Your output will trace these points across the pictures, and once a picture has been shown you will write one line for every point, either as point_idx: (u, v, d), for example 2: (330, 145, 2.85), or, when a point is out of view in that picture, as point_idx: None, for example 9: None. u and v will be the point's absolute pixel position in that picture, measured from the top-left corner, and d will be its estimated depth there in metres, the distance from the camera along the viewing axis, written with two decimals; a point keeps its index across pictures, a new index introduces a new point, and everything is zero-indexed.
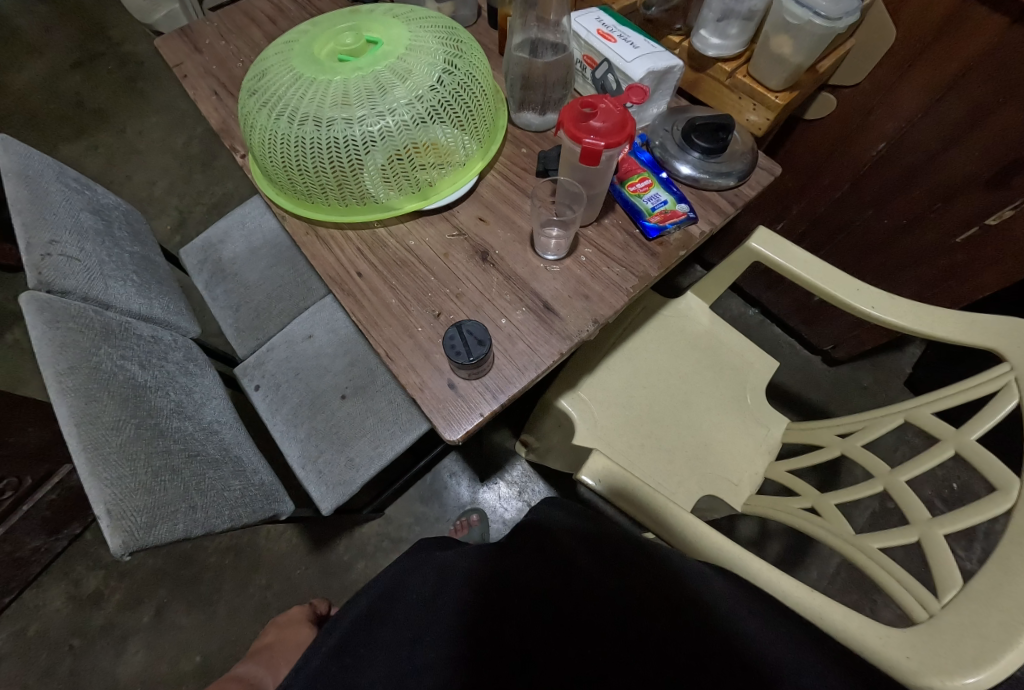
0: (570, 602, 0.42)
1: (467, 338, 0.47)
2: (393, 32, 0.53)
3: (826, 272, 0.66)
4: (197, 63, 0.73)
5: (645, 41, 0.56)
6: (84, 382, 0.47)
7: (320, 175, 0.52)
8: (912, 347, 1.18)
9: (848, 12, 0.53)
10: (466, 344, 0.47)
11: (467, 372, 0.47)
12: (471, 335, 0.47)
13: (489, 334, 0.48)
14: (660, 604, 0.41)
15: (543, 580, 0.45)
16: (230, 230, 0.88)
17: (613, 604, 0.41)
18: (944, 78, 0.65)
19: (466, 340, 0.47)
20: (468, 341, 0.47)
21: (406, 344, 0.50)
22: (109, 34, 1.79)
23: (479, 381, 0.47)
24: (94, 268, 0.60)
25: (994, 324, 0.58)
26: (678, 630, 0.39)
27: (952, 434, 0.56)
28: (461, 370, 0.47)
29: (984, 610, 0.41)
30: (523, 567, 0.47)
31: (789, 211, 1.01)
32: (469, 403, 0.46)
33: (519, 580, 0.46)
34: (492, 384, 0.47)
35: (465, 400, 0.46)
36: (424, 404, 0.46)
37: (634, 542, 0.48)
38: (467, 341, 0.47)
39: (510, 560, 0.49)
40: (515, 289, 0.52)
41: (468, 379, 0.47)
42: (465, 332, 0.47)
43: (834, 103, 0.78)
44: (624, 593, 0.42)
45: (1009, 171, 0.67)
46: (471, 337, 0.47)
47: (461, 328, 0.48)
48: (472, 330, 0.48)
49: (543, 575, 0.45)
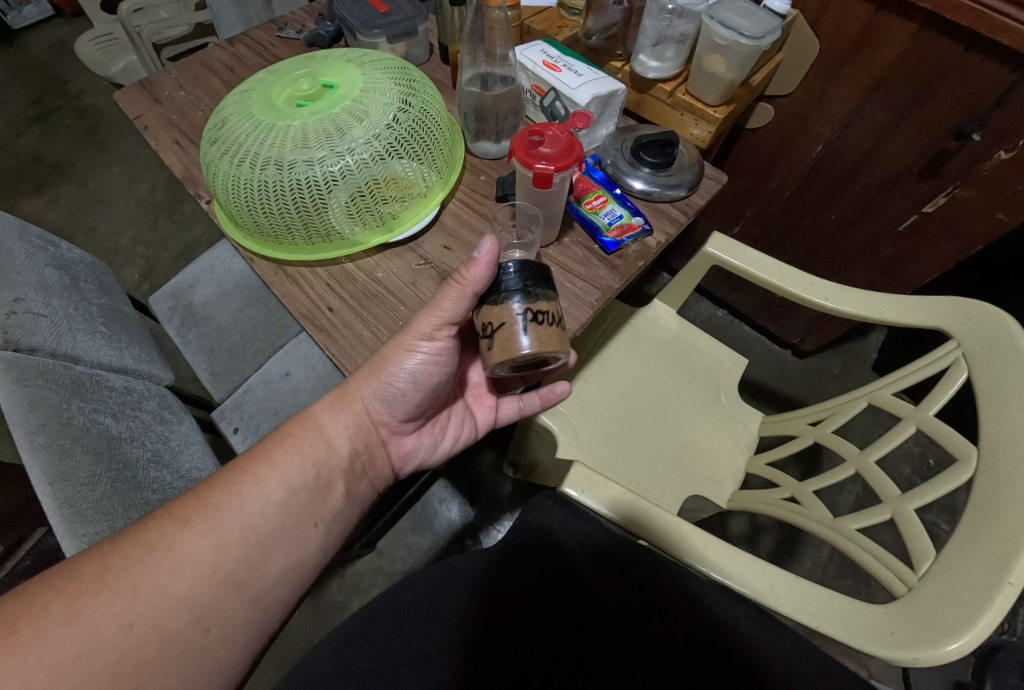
0: (577, 597, 0.48)
1: (517, 293, 0.42)
2: (348, 76, 0.55)
3: (779, 269, 0.70)
4: (157, 114, 0.74)
5: (588, 69, 0.60)
6: (56, 438, 0.46)
7: (284, 216, 0.53)
8: (875, 334, 1.24)
9: (769, 31, 0.58)
10: (524, 289, 0.43)
11: (499, 304, 0.43)
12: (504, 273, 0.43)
13: (549, 271, 0.45)
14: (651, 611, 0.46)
15: (547, 587, 0.49)
16: (200, 275, 0.88)
17: (619, 612, 0.46)
18: (868, 81, 0.71)
19: (512, 287, 0.43)
20: (532, 291, 0.43)
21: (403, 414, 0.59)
22: (67, 88, 1.79)
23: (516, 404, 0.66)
24: (61, 323, 0.58)
25: (938, 305, 0.61)
26: (680, 635, 0.43)
27: (912, 412, 0.59)
28: (522, 304, 0.42)
29: (957, 576, 0.43)
30: (525, 576, 0.50)
31: (743, 215, 1.05)
32: (559, 325, 0.44)
33: (522, 594, 0.49)
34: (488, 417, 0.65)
35: (529, 324, 0.42)
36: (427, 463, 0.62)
37: (636, 553, 0.50)
38: (507, 289, 0.43)
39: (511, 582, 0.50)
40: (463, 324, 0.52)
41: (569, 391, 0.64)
42: (531, 277, 0.43)
43: (772, 112, 0.84)
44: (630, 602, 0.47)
45: (938, 161, 0.72)
46: (517, 278, 0.43)
47: (504, 264, 0.44)
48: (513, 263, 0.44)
49: (546, 592, 0.48)
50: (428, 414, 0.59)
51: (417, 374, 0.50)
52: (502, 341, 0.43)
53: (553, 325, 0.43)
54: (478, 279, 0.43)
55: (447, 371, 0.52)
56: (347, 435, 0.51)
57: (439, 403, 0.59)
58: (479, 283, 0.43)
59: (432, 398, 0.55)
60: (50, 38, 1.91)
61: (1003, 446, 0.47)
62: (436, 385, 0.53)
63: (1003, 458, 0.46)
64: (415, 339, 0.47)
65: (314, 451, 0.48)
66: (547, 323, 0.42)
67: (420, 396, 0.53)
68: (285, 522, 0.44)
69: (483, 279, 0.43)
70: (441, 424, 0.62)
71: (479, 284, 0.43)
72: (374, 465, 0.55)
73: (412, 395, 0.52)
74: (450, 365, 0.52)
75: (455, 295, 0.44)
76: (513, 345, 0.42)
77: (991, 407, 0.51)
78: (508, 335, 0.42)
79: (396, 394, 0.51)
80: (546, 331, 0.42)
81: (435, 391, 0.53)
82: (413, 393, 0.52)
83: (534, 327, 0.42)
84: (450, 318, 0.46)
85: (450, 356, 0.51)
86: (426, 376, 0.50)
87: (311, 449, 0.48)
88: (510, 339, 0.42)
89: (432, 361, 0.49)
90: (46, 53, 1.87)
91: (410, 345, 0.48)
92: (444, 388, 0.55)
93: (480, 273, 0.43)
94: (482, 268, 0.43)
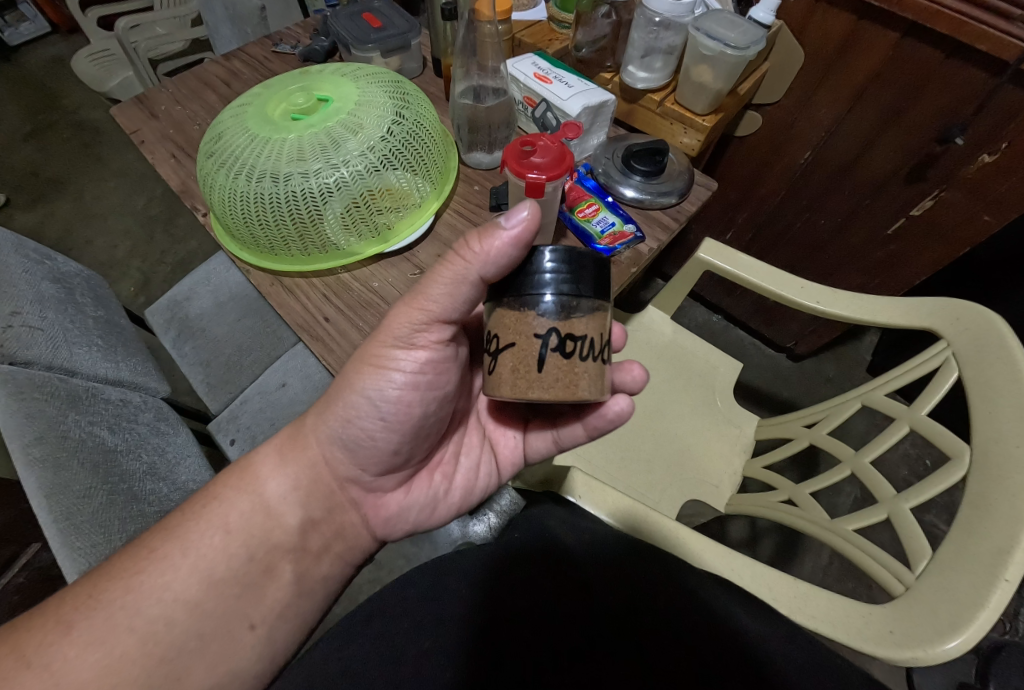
0: (577, 603, 0.47)
1: (552, 304, 0.36)
2: (342, 90, 0.56)
3: (770, 273, 0.71)
4: (154, 128, 0.75)
5: (578, 80, 0.61)
6: (53, 450, 0.46)
7: (280, 228, 0.54)
8: (868, 336, 1.25)
9: (754, 42, 0.59)
10: (562, 301, 0.36)
11: (523, 315, 0.36)
12: (543, 266, 0.36)
13: (601, 268, 0.37)
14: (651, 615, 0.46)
15: (548, 589, 0.48)
16: (196, 287, 0.89)
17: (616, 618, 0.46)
18: (853, 89, 0.73)
19: (547, 291, 0.36)
20: (569, 308, 0.36)
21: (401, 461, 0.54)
22: (63, 103, 1.80)
23: (552, 435, 0.58)
24: (57, 336, 0.58)
25: (926, 306, 0.62)
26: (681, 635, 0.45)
27: (905, 412, 0.60)
28: (551, 323, 0.35)
29: (953, 574, 0.43)
30: (524, 582, 0.49)
31: (735, 221, 1.07)
32: (591, 350, 0.37)
33: (521, 599, 0.48)
34: (497, 462, 0.59)
35: (548, 356, 0.36)
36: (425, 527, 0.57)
37: (636, 558, 0.50)
38: (540, 293, 0.36)
39: (511, 589, 0.48)
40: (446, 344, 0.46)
41: (631, 412, 0.52)
42: (576, 287, 0.36)
43: (760, 120, 0.85)
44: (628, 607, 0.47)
45: (922, 166, 0.73)
46: (558, 281, 0.35)
47: (544, 249, 0.36)
48: (563, 250, 0.36)
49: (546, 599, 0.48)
50: (415, 461, 0.54)
51: (390, 408, 0.45)
52: (515, 368, 0.36)
53: (583, 360, 0.36)
54: (481, 260, 0.36)
55: (430, 400, 0.47)
56: (295, 502, 0.47)
57: (429, 445, 0.54)
58: (486, 267, 0.36)
59: (414, 441, 0.50)
60: (47, 54, 1.93)
61: (994, 444, 0.48)
62: (415, 425, 0.48)
63: (994, 456, 0.47)
64: (392, 353, 0.43)
65: (247, 530, 0.44)
66: (575, 357, 0.36)
67: (396, 440, 0.48)
68: (203, 629, 0.41)
69: (494, 265, 0.36)
70: (441, 472, 0.57)
71: (486, 268, 0.36)
72: (347, 530, 0.51)
73: (385, 437, 0.47)
74: (433, 391, 0.47)
75: (451, 280, 0.38)
76: (525, 386, 0.36)
77: (981, 405, 0.51)
78: (525, 363, 0.36)
79: (366, 438, 0.47)
80: (572, 369, 0.36)
81: (413, 431, 0.48)
82: (386, 435, 0.47)
83: (552, 362, 0.36)
84: (437, 315, 0.41)
85: (432, 372, 0.46)
86: (402, 407, 0.45)
87: (243, 527, 0.44)
88: (526, 372, 0.36)
89: (409, 388, 0.45)
90: (43, 69, 1.89)
91: (383, 368, 0.44)
92: (432, 423, 0.50)
93: (498, 246, 0.35)
94: (502, 242, 0.35)
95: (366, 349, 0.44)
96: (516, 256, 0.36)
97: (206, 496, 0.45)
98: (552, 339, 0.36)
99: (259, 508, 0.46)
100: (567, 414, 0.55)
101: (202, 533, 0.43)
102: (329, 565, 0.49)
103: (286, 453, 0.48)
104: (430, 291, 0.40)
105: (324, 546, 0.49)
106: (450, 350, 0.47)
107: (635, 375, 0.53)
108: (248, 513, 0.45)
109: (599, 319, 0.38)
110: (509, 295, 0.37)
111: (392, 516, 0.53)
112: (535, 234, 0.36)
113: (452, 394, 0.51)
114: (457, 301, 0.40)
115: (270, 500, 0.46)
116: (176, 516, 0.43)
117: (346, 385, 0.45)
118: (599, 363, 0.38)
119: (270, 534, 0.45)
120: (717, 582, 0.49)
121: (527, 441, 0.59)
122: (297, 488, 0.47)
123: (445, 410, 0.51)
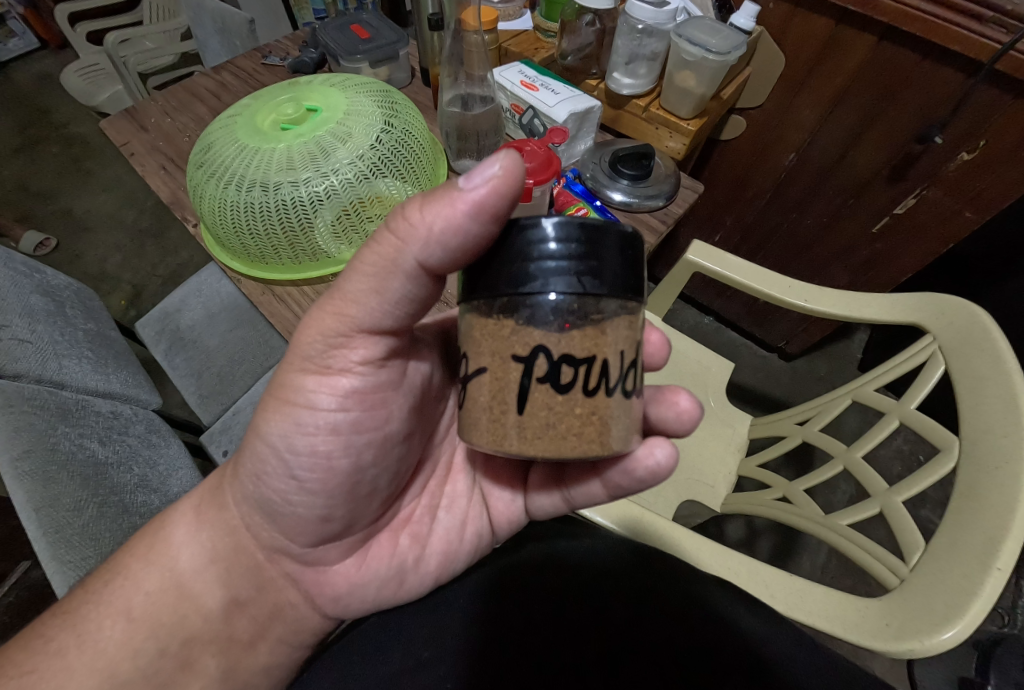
0: (574, 609, 0.47)
1: (551, 302, 0.26)
2: (332, 100, 0.56)
3: (757, 273, 0.72)
4: (143, 141, 0.75)
5: (564, 87, 0.63)
6: (41, 464, 0.44)
7: (271, 236, 0.54)
8: (858, 334, 1.26)
9: (734, 47, 0.61)
10: (565, 301, 0.26)
11: (504, 323, 0.27)
12: (542, 244, 0.26)
13: (619, 252, 0.27)
14: (655, 616, 0.46)
15: (548, 597, 0.48)
16: (187, 298, 0.89)
17: (621, 619, 0.47)
18: (833, 91, 0.74)
19: (546, 281, 0.25)
20: (572, 314, 0.26)
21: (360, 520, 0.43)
22: (52, 117, 1.80)
23: (561, 495, 0.46)
24: (46, 348, 0.58)
25: (910, 301, 0.63)
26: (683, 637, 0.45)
27: (894, 406, 0.60)
28: (540, 338, 0.26)
29: (946, 566, 0.43)
30: (524, 590, 0.48)
31: (723, 223, 1.08)
32: (599, 377, 0.26)
33: (522, 607, 0.47)
34: (485, 521, 0.50)
35: (532, 390, 0.26)
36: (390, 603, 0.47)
37: (637, 564, 0.50)
38: (533, 284, 0.26)
39: (510, 597, 0.48)
40: (388, 375, 0.37)
41: (676, 459, 0.38)
42: (583, 280, 0.25)
43: (744, 123, 0.87)
44: (631, 611, 0.47)
45: (904, 164, 0.74)
46: (560, 269, 0.25)
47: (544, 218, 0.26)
48: (571, 223, 0.26)
49: (545, 606, 0.47)
50: (362, 526, 0.44)
51: (304, 462, 0.36)
52: (493, 406, 0.27)
53: (589, 395, 0.26)
54: (416, 239, 0.28)
55: (363, 447, 0.37)
56: (213, 579, 0.42)
57: (381, 504, 0.44)
58: (423, 248, 0.28)
59: (351, 504, 0.40)
60: (35, 70, 1.93)
61: (981, 435, 0.48)
62: (343, 484, 0.38)
63: (983, 447, 0.47)
64: (304, 383, 0.34)
65: (154, 616, 0.40)
66: (576, 390, 0.26)
67: (321, 505, 0.39)
68: None
69: (436, 247, 0.28)
70: (409, 535, 0.47)
71: (425, 250, 0.28)
72: (285, 610, 0.45)
73: (304, 503, 0.38)
74: (365, 434, 0.37)
75: (376, 269, 0.29)
76: (504, 434, 0.27)
77: (968, 397, 0.52)
78: (505, 398, 0.27)
79: (283, 502, 0.38)
80: (571, 409, 0.26)
81: (346, 494, 0.39)
82: (305, 500, 0.38)
83: (538, 399, 0.26)
84: (355, 327, 0.32)
85: (359, 406, 0.35)
86: (320, 460, 0.36)
87: (150, 612, 0.39)
88: (504, 413, 0.27)
89: (328, 431, 0.35)
90: (31, 84, 1.89)
91: (293, 406, 0.35)
92: (376, 478, 0.40)
93: (448, 214, 0.27)
94: (453, 209, 0.26)
95: (275, 380, 0.36)
96: (485, 234, 0.27)
97: (113, 572, 0.40)
98: (541, 365, 0.26)
99: (171, 587, 0.41)
100: (584, 469, 0.43)
101: (100, 625, 0.38)
102: (269, 648, 0.45)
103: (203, 513, 0.43)
104: (346, 291, 0.31)
105: (257, 633, 0.44)
106: (388, 374, 0.37)
107: (681, 409, 0.41)
108: (157, 595, 0.40)
109: (616, 329, 0.27)
110: (483, 290, 0.28)
111: (340, 594, 0.44)
112: (520, 190, 0.27)
113: (401, 434, 0.40)
114: (385, 301, 0.31)
115: (183, 574, 0.41)
116: (78, 597, 0.39)
117: (253, 430, 0.37)
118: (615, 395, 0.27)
119: (185, 622, 0.41)
120: (719, 584, 0.49)
121: (530, 503, 0.49)
122: (214, 561, 0.42)
123: (395, 458, 0.41)
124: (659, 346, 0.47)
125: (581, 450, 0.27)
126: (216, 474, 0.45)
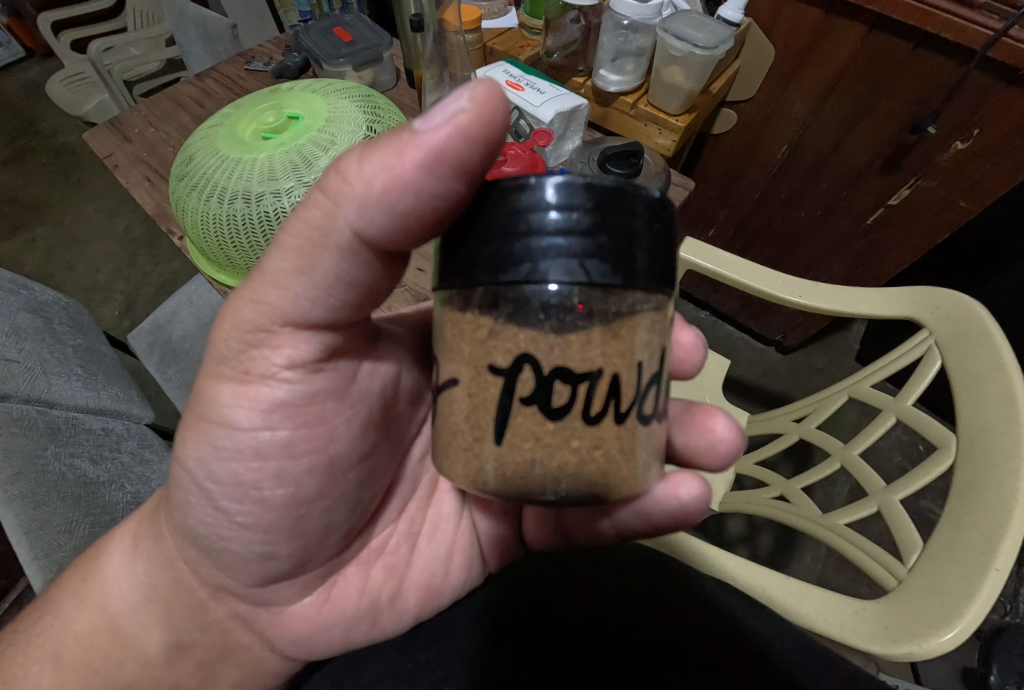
0: (576, 610, 0.47)
1: (548, 288, 0.24)
2: (313, 107, 0.55)
3: (753, 269, 0.71)
4: (127, 152, 0.74)
5: (550, 86, 0.62)
6: (34, 486, 0.42)
7: (255, 248, 0.54)
8: (856, 325, 1.26)
9: (721, 40, 0.60)
10: (566, 290, 0.24)
11: (482, 325, 0.26)
12: (541, 211, 0.24)
13: (626, 228, 0.25)
14: (668, 620, 0.47)
15: (552, 607, 0.48)
16: (177, 309, 0.88)
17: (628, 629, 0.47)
18: (825, 81, 0.73)
19: (546, 268, 0.24)
20: (575, 300, 0.24)
21: (320, 555, 0.41)
22: (40, 127, 1.78)
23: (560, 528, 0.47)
24: (35, 367, 0.57)
25: (907, 295, 0.62)
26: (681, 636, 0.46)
27: (892, 402, 0.60)
28: (525, 347, 0.25)
29: (945, 568, 0.43)
30: (522, 602, 0.48)
31: (716, 217, 1.06)
32: (600, 389, 0.25)
33: (522, 618, 0.47)
34: (474, 551, 0.50)
35: (516, 411, 0.25)
36: (360, 644, 0.45)
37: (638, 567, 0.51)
38: (525, 262, 0.24)
39: (520, 602, 0.48)
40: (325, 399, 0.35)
41: (702, 496, 0.37)
42: (586, 263, 0.24)
43: (735, 116, 0.86)
44: (638, 619, 0.47)
45: (898, 154, 0.73)
46: (560, 245, 0.24)
47: (544, 178, 0.24)
48: (577, 187, 0.24)
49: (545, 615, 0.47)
50: (321, 561, 0.42)
51: (230, 493, 0.35)
52: (468, 433, 0.27)
53: (589, 422, 0.25)
54: (352, 199, 0.26)
55: (302, 475, 0.36)
56: (151, 620, 0.40)
57: (340, 539, 0.42)
58: (361, 211, 0.26)
59: (297, 541, 0.38)
60: (24, 78, 1.91)
61: (979, 432, 0.47)
62: (295, 516, 0.37)
63: (979, 443, 0.47)
64: (220, 394, 0.33)
65: (86, 663, 0.38)
66: (572, 415, 0.25)
67: (259, 542, 0.37)
68: None
69: (377, 208, 0.26)
70: (383, 567, 0.45)
71: (364, 213, 0.26)
72: (236, 651, 0.43)
73: (238, 539, 0.37)
74: (302, 459, 0.36)
75: (304, 241, 0.27)
76: (480, 470, 0.26)
77: (966, 394, 0.51)
78: (481, 423, 0.26)
79: (213, 536, 0.37)
80: (566, 440, 0.25)
81: (289, 530, 0.37)
82: (240, 536, 0.37)
83: (522, 425, 0.25)
84: (276, 318, 0.30)
85: (289, 423, 0.34)
86: (249, 490, 0.35)
87: (79, 655, 0.38)
88: (480, 442, 0.26)
89: (253, 456, 0.34)
90: (17, 94, 1.86)
91: (209, 424, 0.34)
92: (326, 512, 0.39)
93: (392, 167, 0.25)
94: (399, 157, 0.25)
95: (194, 393, 0.34)
96: (446, 188, 0.26)
97: (42, 611, 0.40)
98: (527, 380, 0.25)
99: (105, 628, 0.39)
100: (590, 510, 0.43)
101: (27, 670, 0.37)
102: None
103: (141, 542, 0.41)
104: (268, 272, 0.29)
105: (208, 676, 0.43)
106: (328, 383, 0.35)
107: (716, 434, 0.40)
108: (89, 637, 0.39)
109: (633, 333, 0.26)
110: (462, 269, 0.26)
111: (300, 636, 0.42)
112: (493, 130, 0.25)
113: (355, 453, 0.39)
114: (313, 283, 0.29)
115: (117, 614, 0.40)
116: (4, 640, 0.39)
117: (173, 458, 0.36)
118: (627, 421, 0.26)
119: (121, 668, 0.39)
120: (729, 589, 0.52)
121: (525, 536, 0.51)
122: (151, 599, 0.40)
123: (349, 486, 0.40)
124: (692, 347, 0.47)
125: (573, 487, 0.25)
126: (155, 499, 0.43)
